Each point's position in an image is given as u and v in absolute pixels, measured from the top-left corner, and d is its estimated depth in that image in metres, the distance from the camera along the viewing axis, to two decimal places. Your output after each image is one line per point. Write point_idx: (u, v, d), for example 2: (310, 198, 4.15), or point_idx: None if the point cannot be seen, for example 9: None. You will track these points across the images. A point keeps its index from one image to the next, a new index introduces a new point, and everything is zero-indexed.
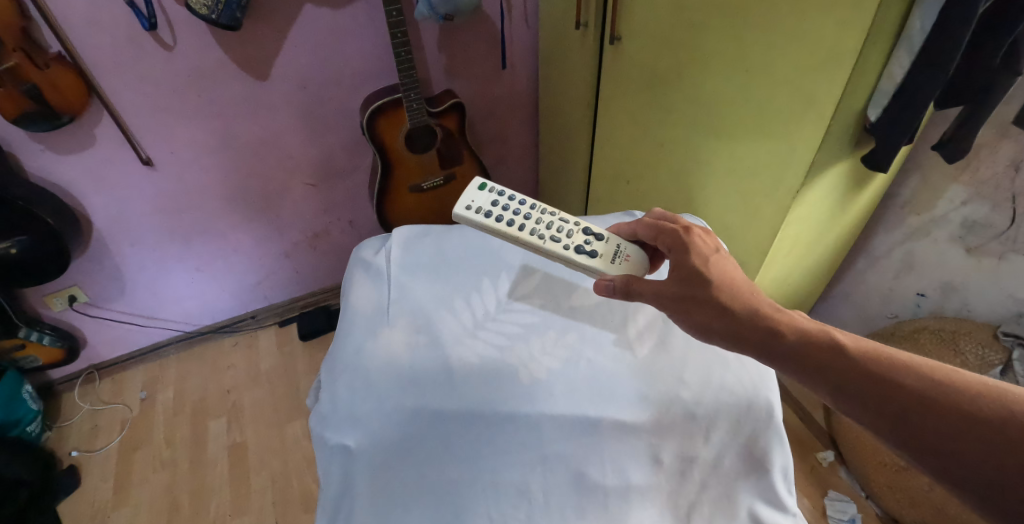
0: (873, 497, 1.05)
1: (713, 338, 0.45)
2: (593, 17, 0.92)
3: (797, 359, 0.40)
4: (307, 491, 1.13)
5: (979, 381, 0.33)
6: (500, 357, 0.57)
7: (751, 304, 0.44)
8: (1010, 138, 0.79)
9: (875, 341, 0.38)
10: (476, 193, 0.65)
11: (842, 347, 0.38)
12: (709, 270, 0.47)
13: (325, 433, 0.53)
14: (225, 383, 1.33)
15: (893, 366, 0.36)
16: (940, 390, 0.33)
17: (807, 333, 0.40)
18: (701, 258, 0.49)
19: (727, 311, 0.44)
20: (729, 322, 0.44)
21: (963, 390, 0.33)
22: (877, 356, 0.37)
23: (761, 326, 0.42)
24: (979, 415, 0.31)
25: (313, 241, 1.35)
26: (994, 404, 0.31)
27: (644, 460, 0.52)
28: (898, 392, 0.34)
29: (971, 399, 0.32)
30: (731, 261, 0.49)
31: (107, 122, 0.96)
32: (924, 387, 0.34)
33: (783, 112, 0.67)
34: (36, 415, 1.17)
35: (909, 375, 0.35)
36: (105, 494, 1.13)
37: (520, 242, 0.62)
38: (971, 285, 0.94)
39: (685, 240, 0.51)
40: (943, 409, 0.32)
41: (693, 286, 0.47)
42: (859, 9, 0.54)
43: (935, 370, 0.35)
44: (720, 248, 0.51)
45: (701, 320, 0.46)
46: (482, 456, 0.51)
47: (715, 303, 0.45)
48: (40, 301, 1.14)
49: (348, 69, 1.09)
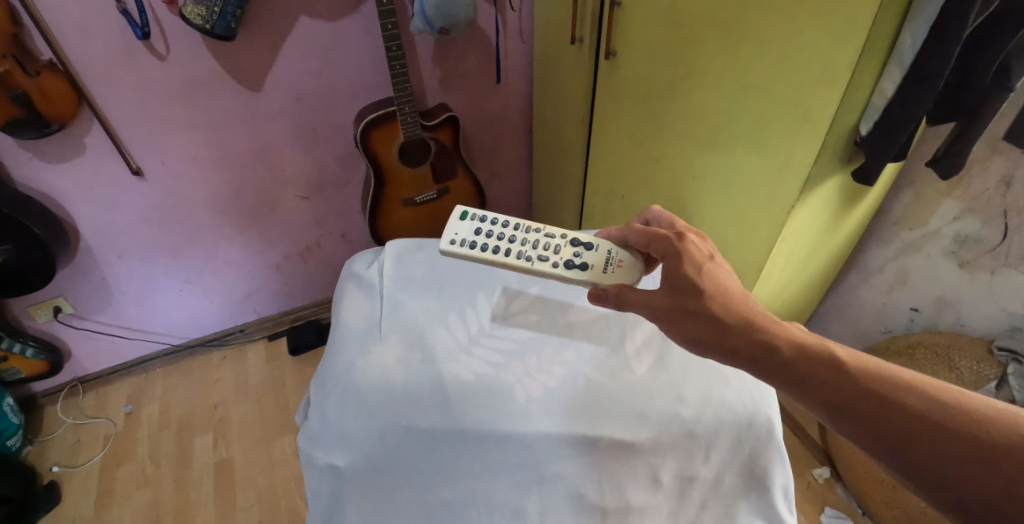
0: (870, 514, 1.03)
1: (705, 351, 0.44)
2: (588, 33, 0.92)
3: (793, 376, 0.39)
4: (294, 507, 1.10)
5: (985, 404, 0.32)
6: (495, 375, 0.56)
7: (745, 315, 0.43)
8: (1000, 154, 0.80)
9: (875, 358, 0.37)
10: (458, 224, 0.64)
11: (840, 363, 0.37)
12: (702, 281, 0.46)
13: (314, 452, 0.51)
14: (212, 397, 1.31)
15: (894, 386, 0.35)
16: (943, 414, 0.32)
17: (804, 347, 0.39)
18: (694, 265, 0.48)
19: (718, 322, 0.44)
20: (718, 334, 0.43)
21: (971, 415, 0.32)
22: (877, 374, 0.36)
23: (754, 339, 0.41)
24: (987, 443, 0.30)
25: (305, 253, 1.34)
26: (1003, 430, 0.30)
27: (644, 480, 0.50)
28: (898, 412, 0.33)
29: (979, 424, 0.31)
30: (724, 268, 0.48)
31: (98, 131, 0.95)
32: (928, 410, 0.33)
33: (779, 128, 0.67)
34: (16, 429, 1.14)
35: (912, 395, 0.34)
36: (86, 511, 1.10)
37: (509, 267, 0.61)
38: (963, 300, 0.95)
39: (678, 247, 0.50)
40: (947, 434, 0.32)
41: (684, 296, 0.46)
42: (853, 27, 0.55)
43: (937, 390, 0.34)
44: (714, 255, 0.50)
45: (692, 333, 0.45)
46: (475, 476, 0.49)
47: (704, 312, 0.45)
48: (24, 312, 1.11)
49: (342, 81, 1.08)
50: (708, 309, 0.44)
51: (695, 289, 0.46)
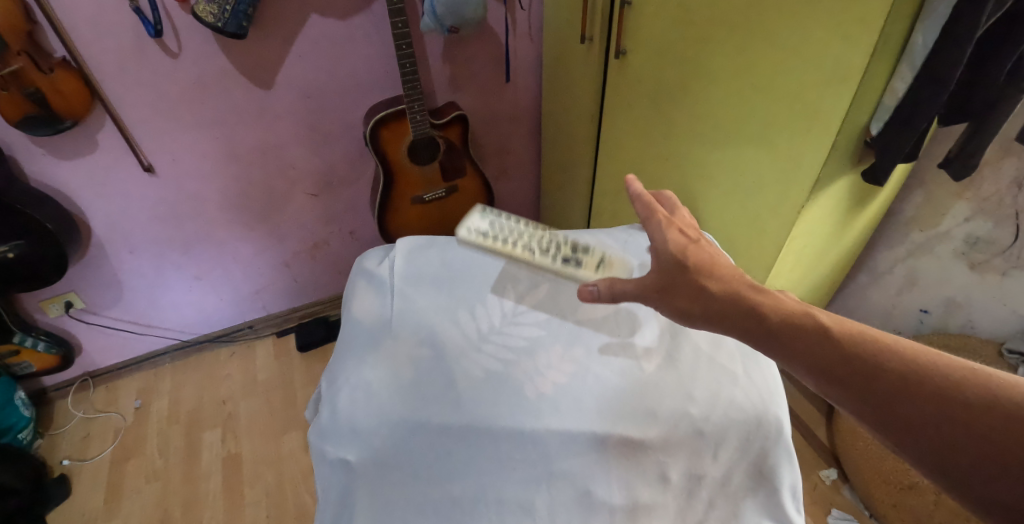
0: (877, 516, 1.03)
1: (696, 322, 0.44)
2: (598, 31, 0.92)
3: (782, 342, 0.39)
4: (301, 502, 1.11)
5: (962, 366, 0.32)
6: (505, 371, 0.56)
7: (732, 289, 0.43)
8: (1012, 155, 0.79)
9: (858, 323, 0.37)
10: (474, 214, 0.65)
11: (826, 330, 0.37)
12: (687, 258, 0.46)
13: (324, 447, 0.51)
14: (221, 392, 1.32)
15: (877, 350, 0.35)
16: (920, 376, 0.32)
17: (791, 316, 0.39)
18: (678, 246, 0.47)
19: (709, 296, 0.43)
20: (705, 305, 0.43)
21: (947, 377, 0.32)
22: (858, 338, 0.36)
23: (744, 308, 0.41)
24: (965, 401, 0.30)
25: (313, 251, 1.35)
26: (977, 389, 0.30)
27: (652, 479, 0.50)
28: (877, 372, 0.34)
29: (958, 387, 0.31)
30: (710, 249, 0.47)
31: (110, 128, 0.96)
32: (907, 371, 0.33)
33: (790, 127, 0.67)
34: (27, 422, 1.15)
35: (892, 358, 0.34)
36: (96, 504, 1.11)
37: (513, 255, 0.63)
38: (974, 301, 0.94)
39: (663, 229, 0.49)
40: (926, 394, 0.32)
41: (672, 273, 0.46)
42: (866, 24, 0.54)
43: (917, 354, 0.34)
44: (700, 238, 0.49)
45: (682, 306, 0.45)
46: (484, 472, 0.49)
47: (696, 286, 0.44)
48: (36, 306, 1.13)
49: (351, 79, 1.09)
50: (699, 284, 0.44)
51: (681, 265, 0.46)
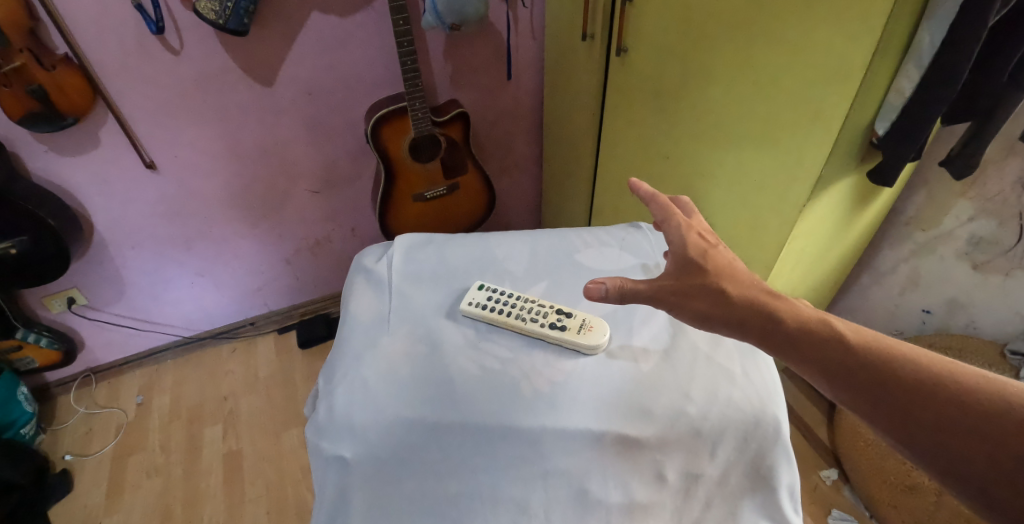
0: (877, 516, 1.02)
1: (715, 326, 0.42)
2: (599, 29, 0.92)
3: (797, 347, 0.38)
4: (301, 499, 1.12)
5: (976, 374, 0.32)
6: (502, 369, 0.56)
7: (747, 295, 0.42)
8: (1016, 155, 0.78)
9: (873, 331, 0.37)
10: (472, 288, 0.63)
11: (841, 337, 0.37)
12: (708, 264, 0.45)
13: (321, 443, 0.51)
14: (222, 389, 1.32)
15: (891, 358, 0.34)
16: (933, 383, 0.32)
17: (808, 323, 0.38)
18: (699, 250, 0.46)
19: (726, 299, 0.42)
20: (725, 309, 0.42)
21: (959, 383, 0.32)
22: (874, 346, 0.35)
23: (759, 311, 0.40)
24: (975, 407, 0.30)
25: (315, 248, 1.35)
26: (992, 396, 0.30)
27: (650, 478, 0.50)
28: (891, 382, 0.33)
29: (971, 393, 0.31)
30: (729, 254, 0.47)
31: (113, 124, 0.96)
32: (922, 379, 0.33)
33: (791, 125, 0.66)
34: (30, 418, 1.16)
35: (908, 366, 0.34)
36: (97, 499, 1.12)
37: (506, 327, 0.60)
38: (977, 302, 0.94)
39: (684, 231, 0.48)
40: (939, 401, 0.31)
41: (691, 277, 0.44)
42: (869, 23, 0.54)
43: (933, 362, 0.33)
44: (720, 242, 0.48)
45: (702, 310, 0.43)
46: (481, 471, 0.49)
47: (711, 290, 0.43)
48: (39, 302, 1.13)
49: (353, 77, 1.09)
50: (713, 286, 0.43)
51: (698, 267, 0.45)
